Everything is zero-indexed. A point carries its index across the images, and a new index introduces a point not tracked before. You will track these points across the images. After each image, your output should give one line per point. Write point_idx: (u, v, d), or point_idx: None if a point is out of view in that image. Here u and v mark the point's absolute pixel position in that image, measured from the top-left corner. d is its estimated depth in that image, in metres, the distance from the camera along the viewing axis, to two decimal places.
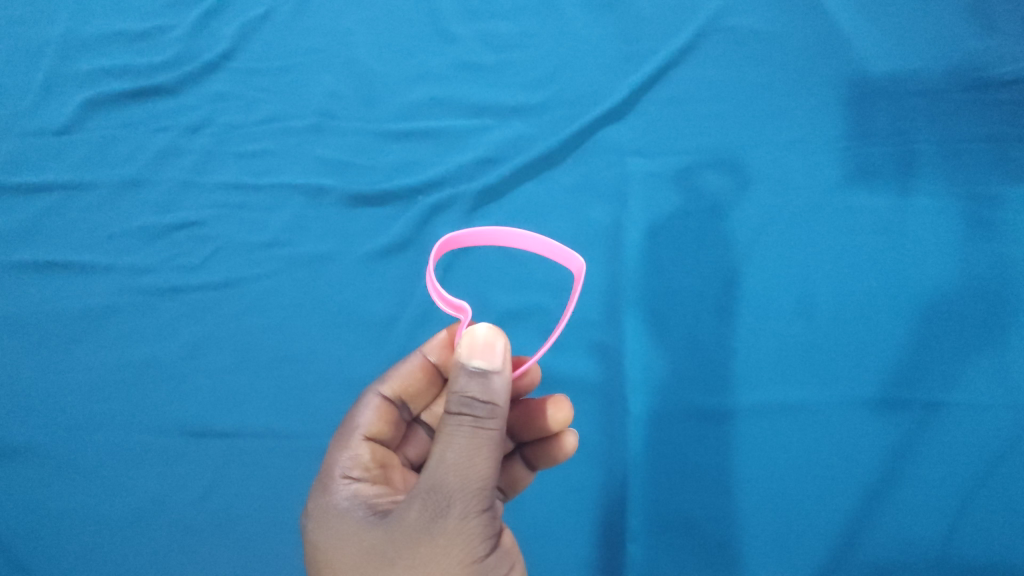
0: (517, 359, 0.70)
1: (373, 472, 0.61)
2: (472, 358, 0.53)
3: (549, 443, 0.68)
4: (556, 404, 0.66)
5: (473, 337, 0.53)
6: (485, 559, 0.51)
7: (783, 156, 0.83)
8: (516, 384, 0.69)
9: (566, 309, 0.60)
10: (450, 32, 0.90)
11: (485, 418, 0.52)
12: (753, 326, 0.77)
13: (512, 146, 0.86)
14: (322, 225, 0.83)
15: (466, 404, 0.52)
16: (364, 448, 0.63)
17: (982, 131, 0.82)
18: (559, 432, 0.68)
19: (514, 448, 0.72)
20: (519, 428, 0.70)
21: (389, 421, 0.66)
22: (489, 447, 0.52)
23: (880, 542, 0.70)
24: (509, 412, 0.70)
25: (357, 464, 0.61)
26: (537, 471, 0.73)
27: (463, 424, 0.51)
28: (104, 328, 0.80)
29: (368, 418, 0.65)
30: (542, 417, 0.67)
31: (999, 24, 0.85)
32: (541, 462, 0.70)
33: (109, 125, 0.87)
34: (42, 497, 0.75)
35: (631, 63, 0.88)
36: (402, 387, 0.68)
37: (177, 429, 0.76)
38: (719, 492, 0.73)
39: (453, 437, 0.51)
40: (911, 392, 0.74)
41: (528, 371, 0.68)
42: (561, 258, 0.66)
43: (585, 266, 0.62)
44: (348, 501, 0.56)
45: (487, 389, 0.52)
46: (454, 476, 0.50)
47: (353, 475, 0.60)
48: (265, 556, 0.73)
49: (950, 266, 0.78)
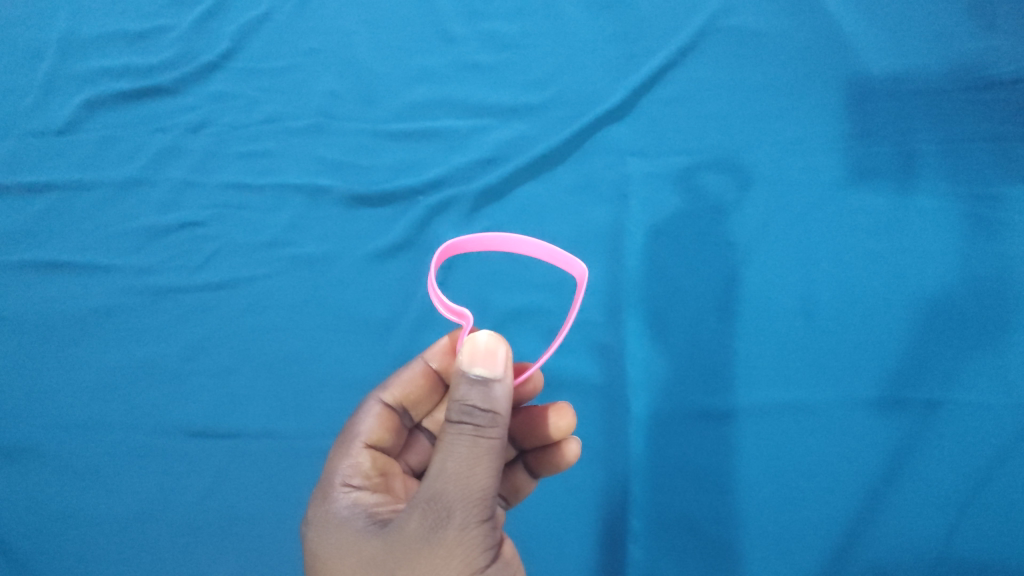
0: (519, 365, 0.70)
1: (374, 480, 0.61)
2: (473, 366, 0.53)
3: (551, 450, 0.69)
4: (558, 411, 0.67)
5: (475, 345, 0.53)
6: (486, 570, 0.51)
7: (784, 156, 0.83)
8: (519, 391, 0.70)
9: (569, 315, 0.60)
10: (450, 32, 0.90)
11: (486, 426, 0.52)
12: (754, 326, 0.77)
13: (512, 146, 0.86)
14: (322, 226, 0.83)
15: (467, 412, 0.52)
16: (365, 456, 0.63)
17: (982, 131, 0.82)
18: (561, 439, 0.68)
19: (516, 454, 0.72)
20: (522, 435, 0.70)
21: (390, 428, 0.67)
22: (490, 456, 0.52)
23: (880, 542, 0.70)
24: (511, 419, 0.70)
25: (357, 472, 0.61)
26: (539, 477, 0.73)
27: (464, 432, 0.51)
28: (106, 328, 0.80)
29: (369, 425, 0.66)
30: (544, 425, 0.67)
31: (999, 23, 0.85)
32: (544, 469, 0.70)
33: (110, 125, 0.87)
34: (44, 498, 0.75)
35: (631, 63, 0.88)
36: (403, 394, 0.68)
37: (178, 430, 0.77)
38: (719, 492, 0.73)
39: (453, 446, 0.51)
40: (910, 393, 0.74)
41: (530, 378, 0.68)
42: (564, 264, 0.67)
43: (588, 272, 0.63)
44: (349, 510, 0.57)
45: (489, 397, 0.52)
46: (454, 486, 0.50)
47: (354, 483, 0.60)
48: (266, 557, 0.73)
49: (950, 267, 0.78)
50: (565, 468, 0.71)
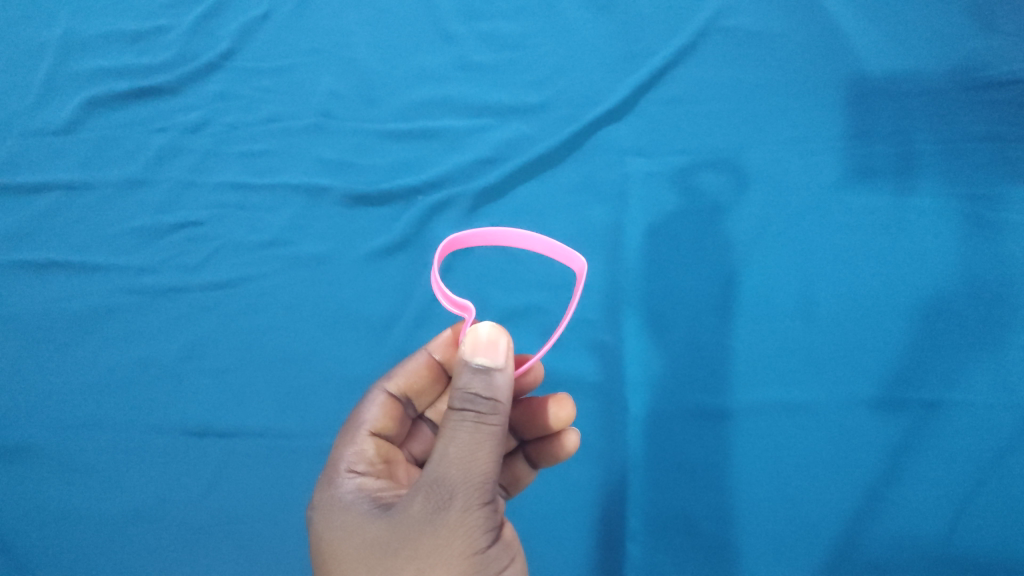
0: (520, 357, 0.70)
1: (378, 467, 0.62)
2: (475, 356, 0.53)
3: (552, 441, 0.69)
4: (558, 401, 0.67)
5: (477, 335, 0.53)
6: (487, 551, 0.51)
7: (783, 156, 0.83)
8: (519, 383, 0.69)
9: (568, 308, 0.60)
10: (450, 32, 0.90)
11: (488, 413, 0.52)
12: (753, 325, 0.78)
13: (511, 146, 0.86)
14: (323, 225, 0.83)
15: (470, 400, 0.52)
16: (370, 444, 0.63)
17: (981, 131, 0.82)
18: (561, 430, 0.68)
19: (516, 446, 0.72)
20: (522, 426, 0.70)
21: (394, 417, 0.67)
22: (491, 443, 0.52)
23: (879, 541, 0.70)
24: (512, 410, 0.70)
25: (362, 458, 0.62)
26: (539, 469, 0.73)
27: (466, 419, 0.51)
28: (105, 328, 0.80)
29: (374, 414, 0.66)
30: (544, 415, 0.67)
31: (998, 24, 0.85)
32: (544, 460, 0.70)
33: (111, 125, 0.87)
34: (44, 497, 0.75)
35: (630, 63, 0.88)
36: (407, 384, 0.68)
37: (177, 428, 0.77)
38: (718, 491, 0.73)
39: (455, 432, 0.51)
40: (910, 391, 0.74)
41: (532, 369, 0.68)
42: (563, 258, 0.67)
43: (587, 266, 0.63)
44: (353, 494, 0.57)
45: (490, 385, 0.52)
46: (457, 470, 0.50)
47: (358, 469, 0.60)
48: (265, 555, 0.73)
49: (950, 266, 0.78)
50: (565, 461, 0.71)
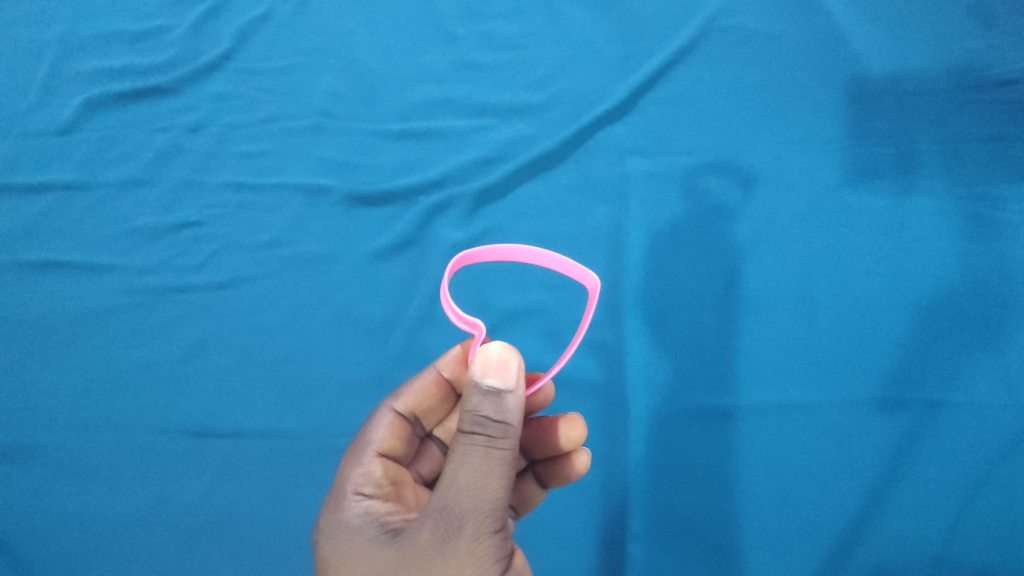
0: (531, 375, 0.69)
1: (386, 489, 0.61)
2: (486, 377, 0.53)
3: (563, 461, 0.68)
4: (569, 421, 0.66)
5: (487, 356, 0.53)
6: None
7: (784, 155, 0.83)
8: (530, 401, 0.69)
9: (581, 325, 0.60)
10: (450, 32, 0.90)
11: (498, 437, 0.52)
12: (755, 326, 0.77)
13: (512, 146, 0.86)
14: (322, 226, 0.83)
15: (480, 423, 0.52)
16: (377, 465, 0.63)
17: (981, 131, 0.82)
18: (572, 450, 0.68)
19: (527, 465, 0.72)
20: (532, 446, 0.69)
21: (403, 437, 0.66)
22: (502, 467, 0.51)
23: (880, 542, 0.70)
24: (522, 429, 0.69)
25: (369, 480, 0.61)
26: (550, 488, 0.72)
27: (477, 443, 0.51)
28: (106, 329, 0.80)
29: (382, 434, 0.65)
30: (554, 435, 0.66)
31: (999, 23, 0.85)
32: (554, 480, 0.69)
33: (111, 125, 0.87)
34: (43, 498, 0.75)
35: (630, 63, 0.88)
36: (415, 403, 0.68)
37: (177, 429, 0.76)
38: (719, 492, 0.73)
39: (465, 457, 0.51)
40: (911, 392, 0.74)
41: (542, 388, 0.68)
42: (577, 276, 0.67)
43: (600, 284, 0.63)
44: (360, 519, 0.57)
45: (501, 408, 0.53)
46: (467, 496, 0.50)
47: (365, 492, 0.60)
48: (266, 557, 0.73)
49: (951, 265, 0.78)
50: (575, 480, 0.71)
